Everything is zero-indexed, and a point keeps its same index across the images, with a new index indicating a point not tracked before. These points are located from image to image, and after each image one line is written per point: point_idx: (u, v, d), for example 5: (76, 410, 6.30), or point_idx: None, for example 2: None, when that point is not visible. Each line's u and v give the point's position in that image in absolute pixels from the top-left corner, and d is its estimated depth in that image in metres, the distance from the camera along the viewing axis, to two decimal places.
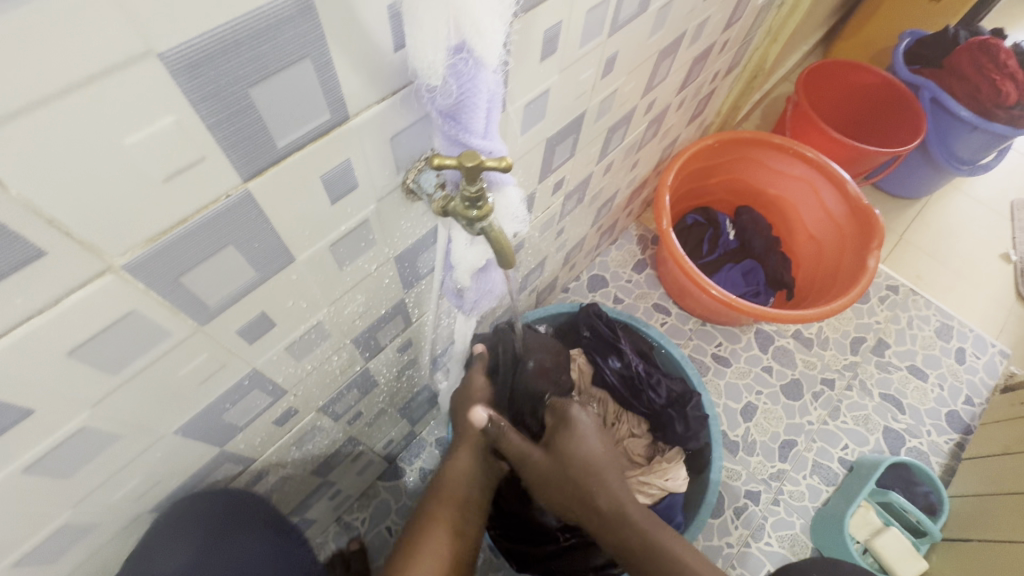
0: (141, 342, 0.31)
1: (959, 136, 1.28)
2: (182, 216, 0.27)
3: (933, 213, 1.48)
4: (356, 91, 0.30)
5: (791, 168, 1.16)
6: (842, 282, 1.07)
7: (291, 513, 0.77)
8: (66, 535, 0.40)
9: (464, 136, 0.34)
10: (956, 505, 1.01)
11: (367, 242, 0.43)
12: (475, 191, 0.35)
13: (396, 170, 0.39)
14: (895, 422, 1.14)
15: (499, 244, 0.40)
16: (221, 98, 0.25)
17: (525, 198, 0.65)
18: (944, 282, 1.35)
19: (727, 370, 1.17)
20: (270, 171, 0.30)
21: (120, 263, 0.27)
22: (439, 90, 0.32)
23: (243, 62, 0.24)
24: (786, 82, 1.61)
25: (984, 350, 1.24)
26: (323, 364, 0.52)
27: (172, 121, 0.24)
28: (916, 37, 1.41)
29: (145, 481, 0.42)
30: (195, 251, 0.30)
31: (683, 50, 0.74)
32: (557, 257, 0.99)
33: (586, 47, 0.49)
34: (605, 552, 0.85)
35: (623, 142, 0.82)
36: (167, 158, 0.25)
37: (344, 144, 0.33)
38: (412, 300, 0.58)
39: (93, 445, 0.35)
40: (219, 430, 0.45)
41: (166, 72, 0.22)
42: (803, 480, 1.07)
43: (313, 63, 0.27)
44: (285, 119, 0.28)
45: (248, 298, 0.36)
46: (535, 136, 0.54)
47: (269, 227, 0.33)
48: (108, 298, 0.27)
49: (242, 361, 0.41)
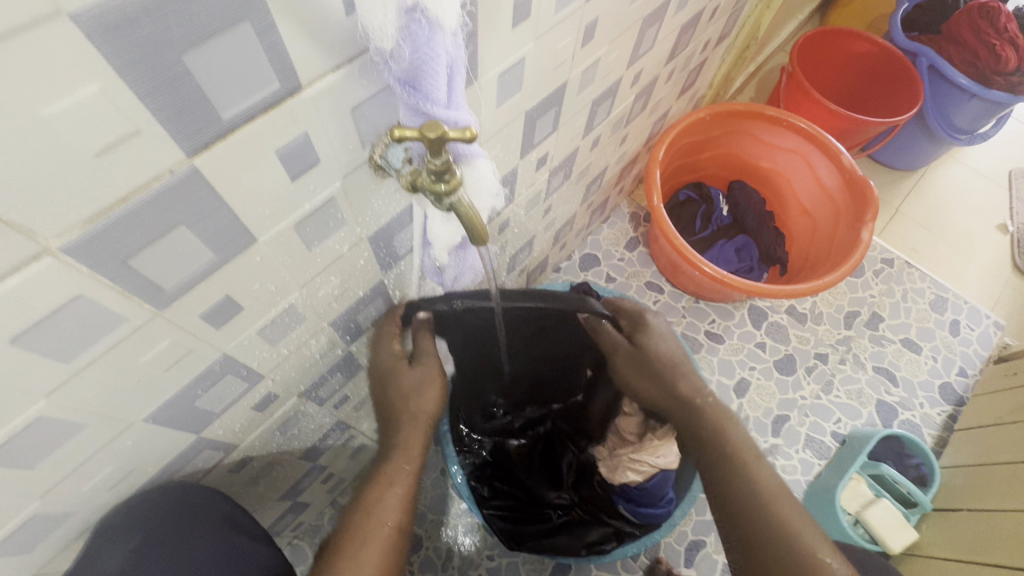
0: (94, 329, 0.30)
1: (957, 104, 1.26)
2: (121, 195, 0.26)
3: (929, 185, 1.45)
4: (306, 59, 0.29)
5: (783, 141, 1.13)
6: (835, 257, 1.06)
7: (281, 497, 0.77)
8: (38, 525, 0.39)
9: (426, 106, 0.32)
10: (947, 476, 1.02)
11: (335, 221, 0.41)
12: (441, 164, 0.34)
13: (360, 144, 0.37)
14: (887, 396, 1.14)
15: (470, 220, 0.38)
16: (149, 65, 0.23)
17: (507, 174, 0.63)
18: (939, 254, 1.34)
19: (720, 347, 1.17)
20: (217, 146, 0.28)
21: (57, 245, 0.25)
22: (395, 55, 0.30)
23: (172, 23, 0.22)
24: (781, 53, 1.57)
25: (979, 322, 1.23)
26: (300, 348, 0.51)
27: (96, 90, 0.22)
28: (914, 3, 1.37)
29: (118, 469, 0.42)
30: (140, 232, 0.28)
31: (669, 18, 0.71)
32: (546, 236, 0.98)
33: (562, 13, 0.47)
34: (598, 528, 0.85)
35: (609, 116, 0.80)
36: (97, 131, 0.23)
37: (297, 117, 0.31)
38: (392, 281, 0.57)
39: (56, 435, 0.34)
40: (193, 417, 0.44)
41: (80, 34, 0.20)
42: (796, 454, 1.07)
43: (253, 26, 0.25)
44: (228, 88, 0.26)
45: (209, 281, 0.35)
46: (513, 108, 0.52)
47: (225, 206, 0.31)
48: (50, 281, 0.26)
49: (210, 347, 0.40)
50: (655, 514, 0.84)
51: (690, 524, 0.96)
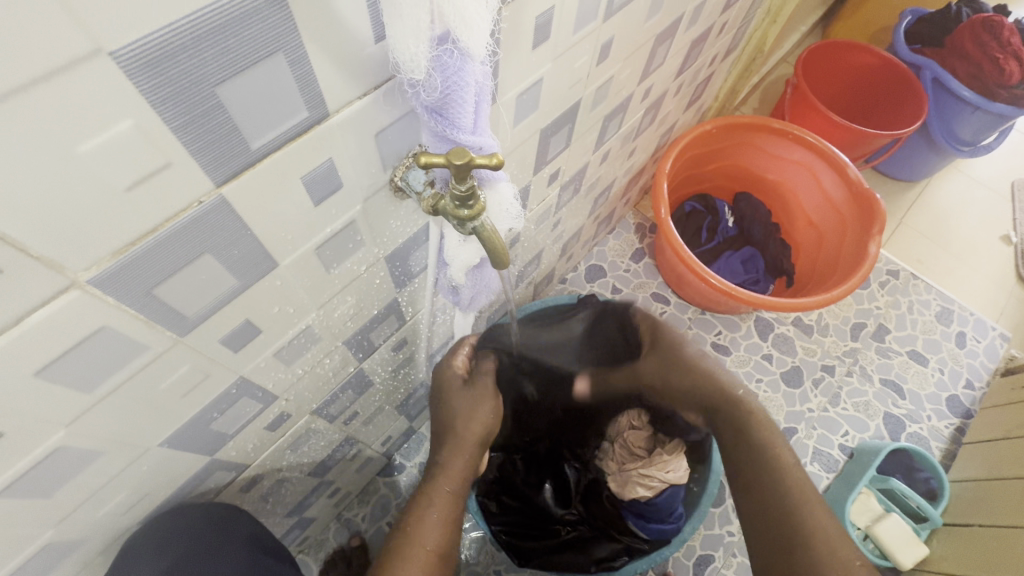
0: (116, 358, 0.30)
1: (960, 116, 1.27)
2: (150, 226, 0.26)
3: (933, 196, 1.46)
4: (334, 87, 0.29)
5: (790, 153, 1.13)
6: (842, 269, 1.06)
7: (288, 513, 0.76)
8: (51, 553, 0.39)
9: (452, 132, 0.32)
10: (957, 490, 1.01)
11: (354, 243, 0.41)
12: (465, 190, 0.33)
13: (382, 167, 0.37)
14: (895, 408, 1.14)
15: (492, 245, 0.38)
16: (184, 99, 0.23)
17: (520, 190, 0.63)
18: (944, 266, 1.34)
19: (727, 359, 1.16)
20: (245, 175, 0.28)
21: (85, 277, 0.25)
22: (424, 84, 0.30)
23: (208, 57, 0.22)
24: (785, 64, 1.58)
25: (985, 334, 1.23)
26: (315, 367, 0.51)
27: (130, 125, 0.22)
28: (917, 16, 1.38)
29: (132, 493, 0.41)
30: (168, 261, 0.28)
31: (680, 34, 0.71)
32: (554, 248, 0.97)
33: (580, 32, 0.47)
34: (607, 544, 0.84)
35: (620, 130, 0.80)
36: (127, 166, 0.23)
37: (323, 144, 0.31)
38: (406, 299, 0.57)
39: (73, 463, 0.33)
40: (208, 440, 0.44)
41: (118, 71, 0.20)
42: (803, 468, 1.07)
43: (286, 57, 0.25)
44: (257, 118, 0.26)
45: (229, 306, 0.34)
46: (528, 128, 0.52)
47: (249, 233, 0.31)
48: (75, 313, 0.26)
49: (227, 370, 0.39)
50: (663, 530, 0.82)
51: (698, 539, 0.95)
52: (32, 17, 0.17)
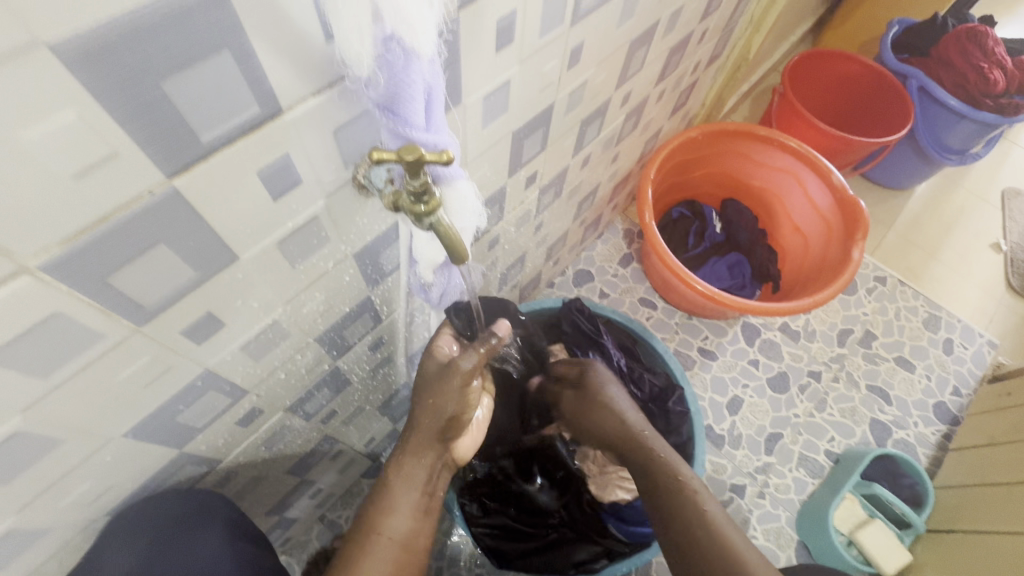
0: (72, 345, 0.31)
1: (947, 125, 1.27)
2: (99, 215, 0.27)
3: (922, 203, 1.47)
4: (286, 82, 0.30)
5: (776, 160, 1.15)
6: (826, 275, 1.06)
7: (269, 512, 0.76)
8: (15, 541, 0.39)
9: (404, 129, 0.33)
10: (942, 497, 1.01)
11: (319, 239, 0.42)
12: (420, 186, 0.34)
13: (343, 164, 0.38)
14: (881, 414, 1.13)
15: (451, 240, 0.39)
16: (128, 91, 0.24)
17: (496, 192, 0.64)
18: (933, 273, 1.34)
19: (713, 364, 1.17)
20: (197, 168, 0.29)
21: (34, 263, 0.26)
22: (372, 82, 0.31)
23: (149, 52, 0.23)
24: (774, 73, 1.59)
25: (972, 341, 1.23)
26: (285, 364, 0.51)
27: (74, 116, 0.23)
28: (904, 26, 1.39)
29: (98, 484, 0.42)
30: (124, 249, 0.29)
31: (657, 40, 0.73)
32: (538, 252, 0.98)
33: (546, 37, 0.48)
34: (587, 547, 0.85)
35: (599, 135, 0.81)
36: (73, 156, 0.24)
37: (280, 137, 0.32)
38: (380, 298, 0.57)
39: (32, 449, 0.34)
40: (176, 433, 0.45)
41: (58, 63, 0.21)
42: (789, 473, 1.07)
43: (233, 53, 0.26)
44: (206, 112, 0.27)
45: (190, 297, 0.35)
46: (499, 129, 0.53)
47: (206, 225, 0.32)
48: (24, 299, 0.27)
49: (192, 362, 0.40)
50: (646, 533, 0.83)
51: None
52: None
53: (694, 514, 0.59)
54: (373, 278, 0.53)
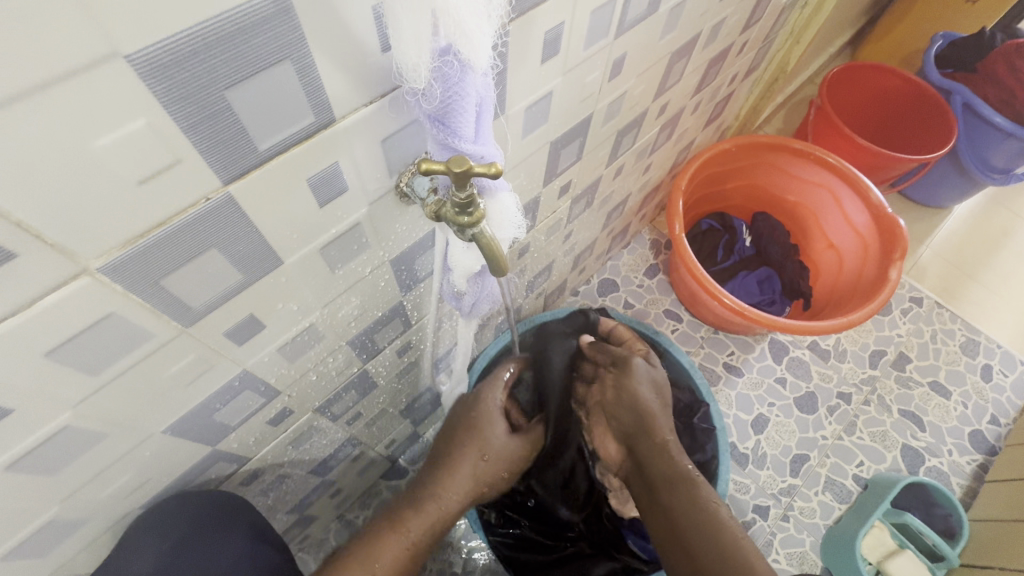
0: (123, 342, 0.31)
1: (991, 143, 1.22)
2: (158, 219, 0.27)
3: (963, 223, 1.42)
4: (341, 93, 0.30)
5: (809, 174, 1.12)
6: (860, 295, 1.04)
7: (289, 510, 0.77)
8: (53, 531, 0.40)
9: (453, 141, 0.33)
10: (976, 530, 0.97)
11: (360, 245, 0.42)
12: (465, 198, 0.34)
13: (388, 173, 0.38)
14: (913, 441, 1.10)
15: (491, 251, 0.38)
16: (194, 101, 0.24)
17: (530, 201, 0.64)
18: (972, 296, 1.29)
19: (739, 380, 1.14)
20: (251, 175, 0.29)
21: (95, 264, 0.26)
22: (426, 93, 0.31)
23: (216, 63, 0.24)
24: (810, 85, 1.56)
25: (1012, 369, 1.19)
26: (317, 366, 0.52)
27: (143, 124, 0.23)
28: (948, 39, 1.34)
29: (136, 476, 0.42)
30: (177, 253, 0.29)
31: (698, 52, 0.71)
32: (566, 260, 0.98)
33: (591, 49, 0.48)
34: (604, 563, 0.83)
35: (634, 145, 0.80)
36: (138, 162, 0.24)
37: (331, 146, 0.32)
38: (411, 303, 0.58)
39: (78, 442, 0.35)
40: (212, 430, 0.45)
41: (133, 73, 0.22)
42: (814, 497, 1.04)
43: (294, 65, 0.26)
44: (264, 121, 0.27)
45: (236, 298, 0.36)
46: (538, 139, 0.53)
47: (257, 231, 0.33)
48: (85, 299, 0.27)
49: (231, 362, 0.40)
50: None
51: None
52: (42, 6, 0.18)
53: (710, 531, 0.53)
54: (408, 283, 0.53)
